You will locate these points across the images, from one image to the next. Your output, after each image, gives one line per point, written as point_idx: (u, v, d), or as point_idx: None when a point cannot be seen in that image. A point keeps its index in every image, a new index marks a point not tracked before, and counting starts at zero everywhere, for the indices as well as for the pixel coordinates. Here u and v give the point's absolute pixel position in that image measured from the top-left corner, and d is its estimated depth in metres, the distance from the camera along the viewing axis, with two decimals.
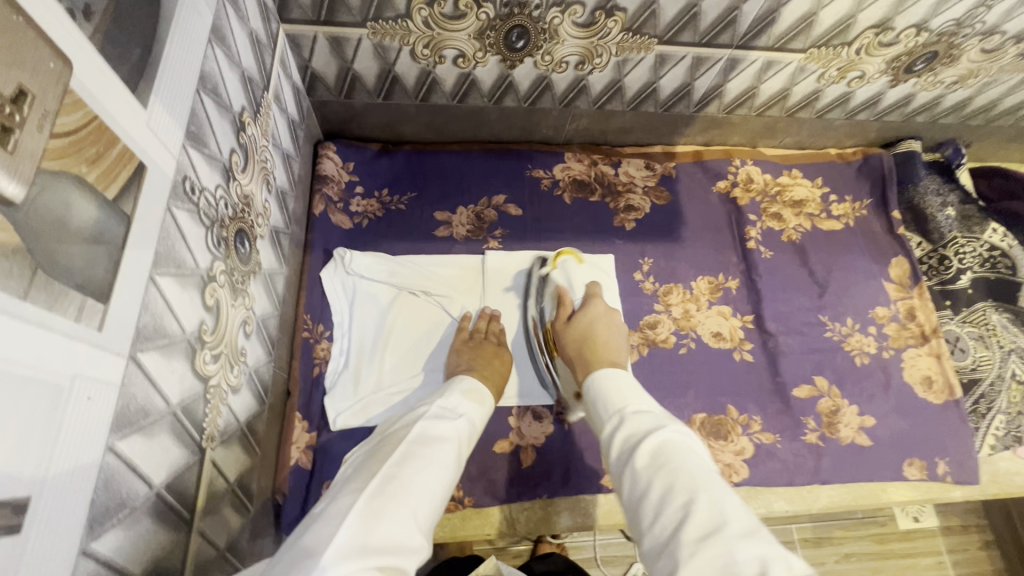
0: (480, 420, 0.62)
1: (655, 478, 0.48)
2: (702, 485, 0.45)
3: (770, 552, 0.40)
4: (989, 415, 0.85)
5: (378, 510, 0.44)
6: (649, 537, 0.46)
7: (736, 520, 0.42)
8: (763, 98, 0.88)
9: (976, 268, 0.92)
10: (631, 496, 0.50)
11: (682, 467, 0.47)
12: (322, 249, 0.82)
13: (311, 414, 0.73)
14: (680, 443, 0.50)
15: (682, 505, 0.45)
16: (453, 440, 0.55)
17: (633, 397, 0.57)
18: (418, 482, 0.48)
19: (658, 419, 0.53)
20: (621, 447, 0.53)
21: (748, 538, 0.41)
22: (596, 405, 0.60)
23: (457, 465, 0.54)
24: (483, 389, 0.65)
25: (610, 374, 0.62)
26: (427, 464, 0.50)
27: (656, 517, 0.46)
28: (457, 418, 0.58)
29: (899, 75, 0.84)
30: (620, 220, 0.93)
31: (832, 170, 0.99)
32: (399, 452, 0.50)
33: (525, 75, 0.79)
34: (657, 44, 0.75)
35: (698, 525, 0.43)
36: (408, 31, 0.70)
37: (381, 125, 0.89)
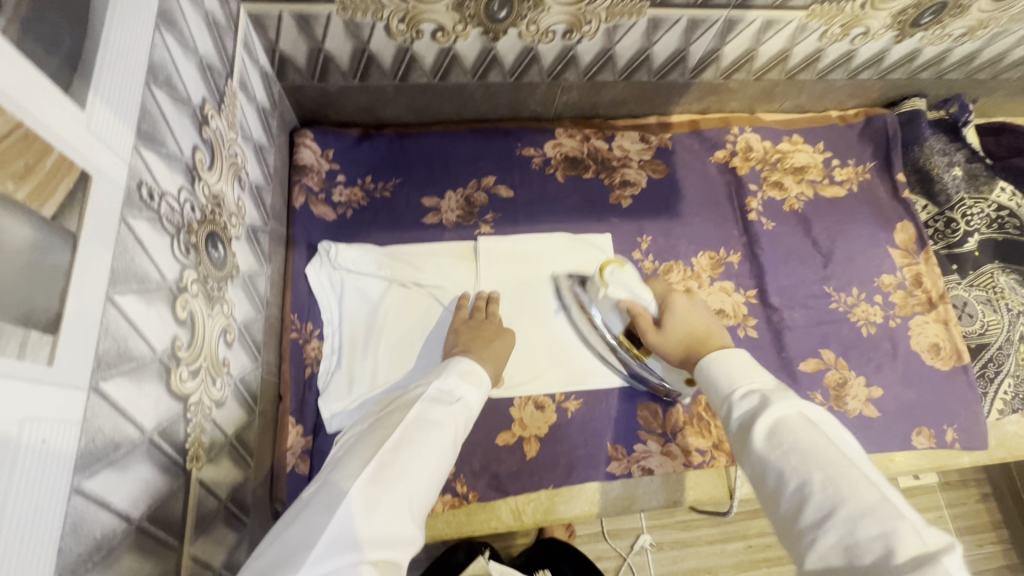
0: (478, 405, 0.56)
1: (773, 459, 0.44)
2: (819, 464, 0.42)
3: (897, 529, 0.36)
4: (997, 379, 0.84)
5: (372, 501, 0.41)
6: (775, 512, 0.44)
7: (849, 500, 0.39)
8: (762, 61, 0.83)
9: (983, 230, 0.89)
10: (752, 471, 0.47)
11: (803, 446, 0.43)
12: (305, 244, 0.78)
13: (305, 417, 0.70)
14: (798, 422, 0.45)
15: (799, 484, 0.42)
16: (451, 420, 0.51)
17: (743, 375, 0.52)
18: (415, 470, 0.44)
19: (769, 396, 0.48)
20: (740, 430, 0.49)
21: (865, 516, 0.38)
22: (706, 386, 0.56)
23: (455, 446, 0.50)
24: (484, 370, 0.59)
25: (732, 356, 0.54)
26: (422, 451, 0.46)
27: (778, 495, 0.43)
28: (456, 399, 0.53)
29: (906, 29, 0.79)
30: (616, 196, 0.89)
31: (834, 134, 0.95)
32: (396, 435, 0.46)
33: (510, 48, 0.74)
34: (649, 8, 0.70)
35: (817, 506, 0.40)
36: (381, 5, 0.65)
37: (360, 109, 0.84)
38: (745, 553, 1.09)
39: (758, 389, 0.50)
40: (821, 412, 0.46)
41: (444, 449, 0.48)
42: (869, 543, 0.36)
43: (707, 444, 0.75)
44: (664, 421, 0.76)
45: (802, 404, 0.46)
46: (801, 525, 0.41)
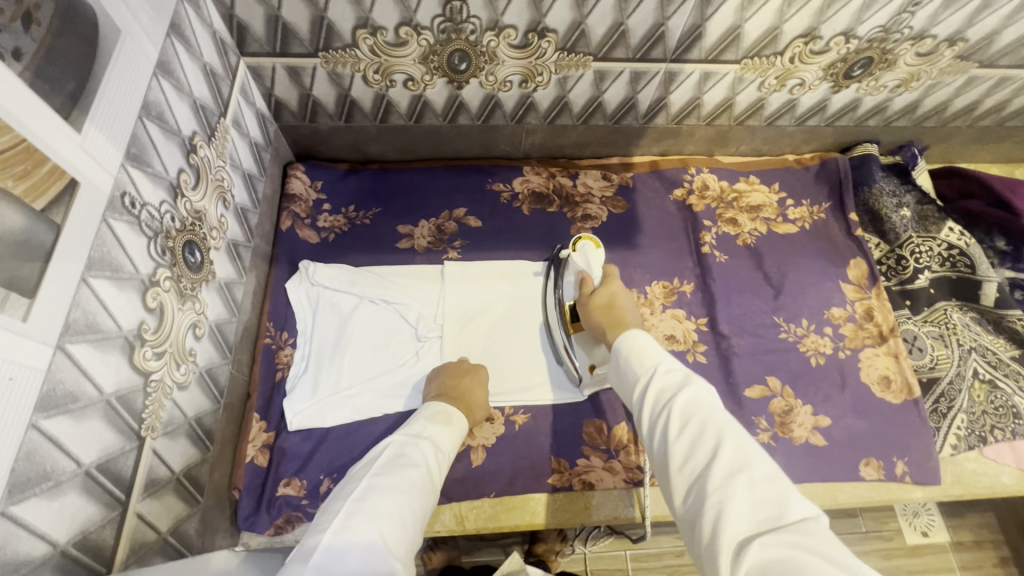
0: (449, 440, 0.63)
1: (686, 428, 0.50)
2: (730, 435, 0.48)
3: (789, 500, 0.43)
4: (950, 414, 0.84)
5: (342, 547, 0.46)
6: (685, 477, 0.48)
7: (762, 470, 0.45)
8: (708, 108, 0.91)
9: (935, 267, 0.92)
10: (663, 442, 0.52)
11: (708, 424, 0.49)
12: (287, 262, 0.87)
13: (270, 415, 0.77)
14: (708, 398, 0.52)
15: (713, 450, 0.47)
16: (426, 459, 0.58)
17: (663, 357, 0.58)
18: (382, 504, 0.50)
19: (687, 374, 0.55)
20: (653, 403, 0.54)
21: (770, 487, 0.44)
22: (619, 369, 0.61)
23: (433, 482, 0.57)
24: (453, 408, 0.67)
25: (627, 339, 0.62)
26: (391, 487, 0.52)
27: (686, 460, 0.49)
28: (425, 436, 0.61)
29: (839, 81, 0.86)
30: (577, 228, 0.97)
31: (789, 175, 1.01)
32: (362, 483, 0.53)
33: (473, 95, 0.85)
34: (593, 61, 0.79)
35: (727, 466, 0.46)
36: (357, 59, 0.76)
37: (348, 146, 0.95)
38: None
39: (675, 369, 0.56)
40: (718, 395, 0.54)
41: (422, 485, 0.55)
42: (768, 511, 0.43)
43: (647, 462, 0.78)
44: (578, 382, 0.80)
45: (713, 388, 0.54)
46: (703, 489, 0.46)
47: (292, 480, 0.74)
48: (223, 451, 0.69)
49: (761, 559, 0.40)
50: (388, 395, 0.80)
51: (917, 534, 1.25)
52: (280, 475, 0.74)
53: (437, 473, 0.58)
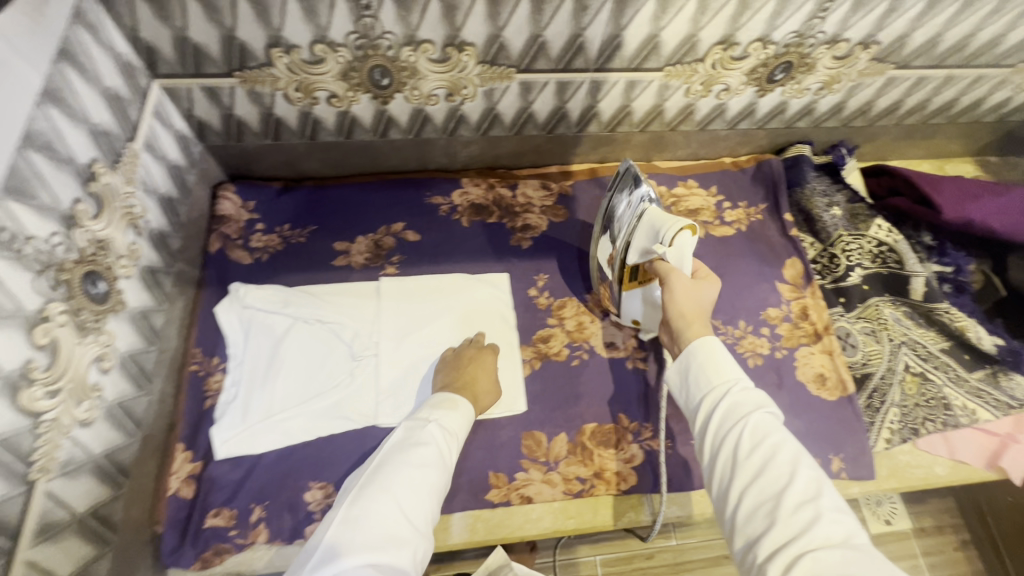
0: (455, 423, 0.70)
1: (758, 447, 0.56)
2: (799, 463, 0.54)
3: (846, 529, 0.50)
4: (883, 409, 0.86)
5: (355, 517, 0.55)
6: (751, 489, 0.54)
7: (827, 499, 0.52)
8: (639, 115, 0.92)
9: (866, 264, 0.94)
10: (729, 452, 0.57)
11: (779, 451, 0.55)
12: (216, 285, 0.85)
13: (196, 445, 0.75)
14: (776, 423, 0.58)
15: (784, 474, 0.53)
16: (435, 438, 0.66)
17: (736, 372, 0.62)
18: (390, 482, 0.59)
19: (760, 398, 0.60)
20: (721, 420, 0.59)
21: (832, 514, 0.51)
22: (687, 372, 0.64)
23: (444, 458, 0.65)
24: (457, 394, 0.73)
25: (699, 346, 0.65)
26: (400, 468, 0.60)
27: (756, 476, 0.54)
28: (430, 421, 0.68)
29: (763, 85, 0.88)
30: (517, 239, 0.97)
31: (726, 178, 1.03)
32: (375, 465, 0.61)
33: (401, 109, 0.84)
34: (516, 73, 0.79)
35: (798, 491, 0.52)
36: (275, 77, 0.75)
37: (280, 164, 0.94)
38: None
39: (746, 388, 0.61)
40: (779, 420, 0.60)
41: (427, 466, 0.62)
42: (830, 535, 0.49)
43: (586, 472, 0.78)
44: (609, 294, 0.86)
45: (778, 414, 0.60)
46: (774, 506, 0.52)
47: (221, 510, 0.71)
48: (142, 485, 0.67)
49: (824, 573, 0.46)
50: (323, 416, 0.78)
51: (881, 522, 1.26)
52: (208, 506, 0.72)
53: (447, 452, 0.66)
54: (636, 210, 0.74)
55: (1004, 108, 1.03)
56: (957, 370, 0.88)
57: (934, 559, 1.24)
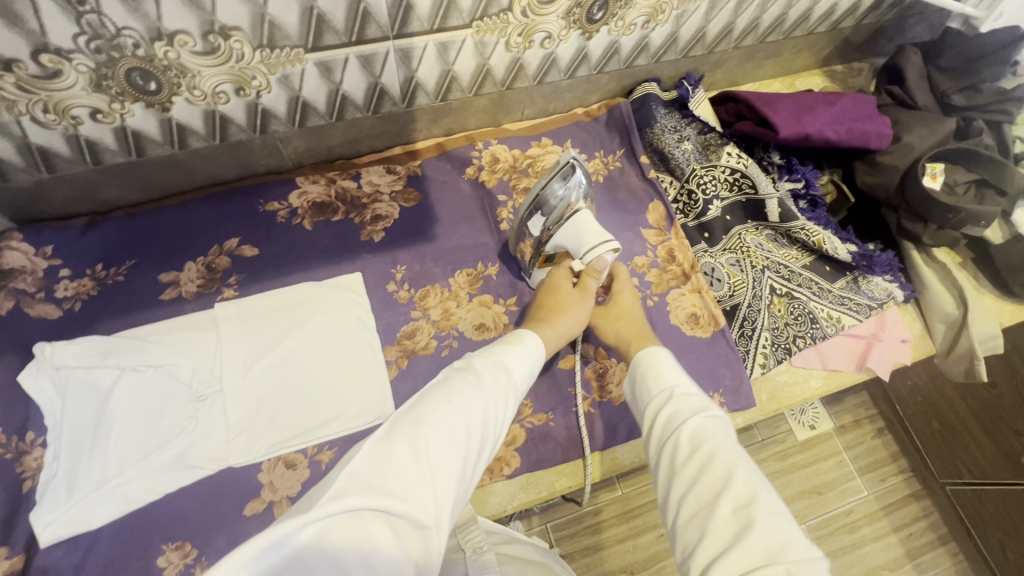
0: (525, 366, 0.57)
1: (697, 449, 0.52)
2: (743, 464, 0.50)
3: (789, 534, 0.44)
4: (755, 335, 0.86)
5: (394, 449, 0.40)
6: (688, 497, 0.50)
7: (770, 503, 0.46)
8: (466, 78, 0.85)
9: (724, 195, 0.94)
10: (667, 458, 0.54)
11: (720, 451, 0.51)
12: (17, 349, 0.74)
13: (14, 537, 0.65)
14: (722, 425, 0.54)
15: (723, 475, 0.49)
16: (492, 379, 0.52)
17: (682, 377, 0.61)
18: (445, 418, 0.44)
19: (704, 401, 0.57)
20: (665, 423, 0.57)
21: (772, 517, 0.45)
22: (635, 385, 0.64)
23: (499, 405, 0.50)
24: (528, 332, 0.61)
25: (646, 354, 0.65)
26: (458, 404, 0.46)
27: (691, 482, 0.50)
28: (497, 358, 0.55)
29: (586, 26, 0.83)
30: (368, 233, 0.89)
31: (579, 130, 0.99)
32: (429, 394, 0.47)
33: (188, 114, 0.74)
34: (306, 53, 0.71)
35: (734, 495, 0.47)
36: (10, 101, 0.64)
37: (75, 198, 0.82)
38: (656, 542, 1.16)
39: (691, 393, 0.59)
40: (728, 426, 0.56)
41: (487, 409, 0.48)
42: (765, 539, 0.43)
43: None
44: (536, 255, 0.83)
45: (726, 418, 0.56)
46: (711, 515, 0.47)
47: None
48: None
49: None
50: (167, 470, 0.70)
51: (806, 429, 1.31)
52: None
53: (503, 400, 0.51)
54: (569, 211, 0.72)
55: (833, 15, 1.03)
56: (820, 283, 0.90)
57: (855, 452, 1.31)
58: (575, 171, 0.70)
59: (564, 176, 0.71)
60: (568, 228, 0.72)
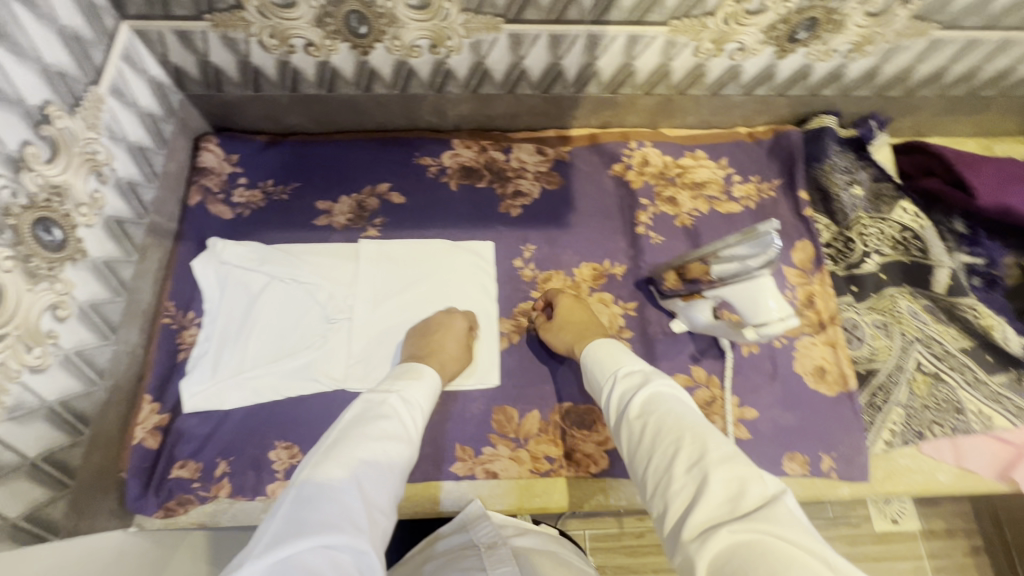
0: (422, 396, 0.62)
1: (648, 423, 0.55)
2: (690, 426, 0.52)
3: (748, 476, 0.47)
4: (885, 408, 0.79)
5: (308, 497, 0.45)
6: (649, 469, 0.52)
7: (721, 450, 0.49)
8: (643, 76, 0.84)
9: (886, 251, 0.86)
10: (626, 437, 0.57)
11: (667, 420, 0.53)
12: (195, 239, 0.84)
13: (165, 397, 0.75)
14: (671, 394, 0.57)
15: (673, 443, 0.51)
16: (385, 413, 0.56)
17: (629, 359, 0.64)
18: (350, 456, 0.50)
19: (649, 375, 0.60)
20: (617, 406, 0.60)
21: (724, 466, 0.48)
22: (591, 376, 0.67)
23: (408, 432, 0.56)
24: (424, 365, 0.66)
25: (595, 345, 0.69)
26: (360, 440, 0.51)
27: (648, 453, 0.53)
28: (394, 392, 0.59)
29: (784, 44, 0.78)
30: (506, 206, 0.91)
31: (738, 150, 0.94)
32: (334, 437, 0.52)
33: (383, 61, 0.79)
34: (504, 23, 0.73)
35: (686, 455, 0.50)
36: (247, 22, 0.72)
37: (265, 117, 0.91)
38: None
39: (638, 369, 0.62)
40: (678, 390, 0.58)
41: (393, 445, 0.53)
42: (722, 492, 0.46)
43: (556, 452, 0.76)
44: (680, 284, 0.78)
45: (678, 388, 0.59)
46: (671, 479, 0.49)
47: (188, 461, 0.72)
48: (103, 432, 0.67)
49: (724, 545, 0.42)
50: (293, 377, 0.77)
51: (887, 522, 1.16)
52: (174, 457, 0.72)
53: (408, 432, 0.56)
54: (747, 276, 0.64)
55: None
56: (976, 372, 0.80)
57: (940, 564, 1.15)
58: (773, 248, 0.60)
59: (756, 247, 0.61)
60: (737, 286, 0.66)
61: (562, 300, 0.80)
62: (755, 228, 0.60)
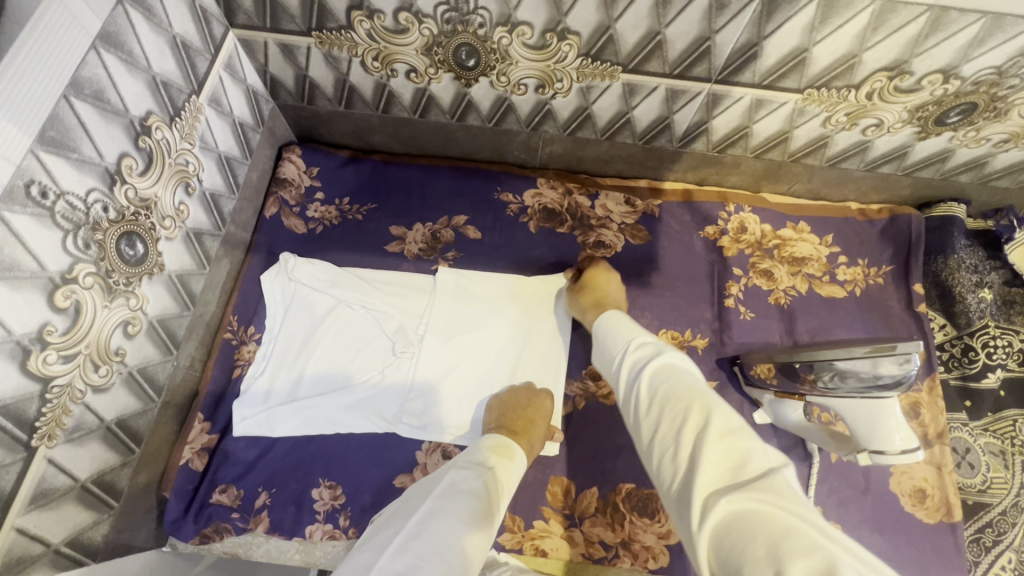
0: (510, 475, 0.58)
1: (654, 395, 0.49)
2: (696, 396, 0.46)
3: (752, 452, 0.42)
4: (994, 550, 0.70)
5: (397, 575, 0.42)
6: (653, 439, 0.47)
7: (726, 423, 0.44)
8: (758, 139, 0.77)
9: (1011, 366, 0.78)
10: (632, 408, 0.51)
11: (674, 389, 0.48)
12: (266, 252, 0.82)
13: (216, 416, 0.73)
14: (681, 364, 0.51)
15: (677, 413, 0.46)
16: (473, 489, 0.52)
17: (639, 331, 0.58)
18: (440, 535, 0.46)
19: (660, 346, 0.54)
20: (626, 374, 0.54)
21: (729, 440, 0.43)
22: (601, 346, 0.61)
23: (496, 512, 0.52)
24: (515, 440, 0.62)
25: (610, 316, 0.63)
26: (450, 519, 0.48)
27: (652, 423, 0.48)
28: (485, 468, 0.56)
29: (928, 126, 0.70)
30: (586, 256, 0.85)
31: (847, 228, 0.85)
32: (424, 508, 0.49)
33: (483, 95, 0.75)
34: (622, 72, 0.67)
35: (691, 425, 0.44)
36: (354, 43, 0.69)
37: (350, 133, 0.88)
38: None
39: (648, 340, 0.56)
40: (688, 362, 0.52)
41: (481, 531, 0.49)
42: (728, 467, 0.41)
43: (612, 538, 0.69)
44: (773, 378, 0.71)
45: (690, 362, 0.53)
46: (674, 450, 0.44)
47: (230, 488, 0.69)
48: (150, 451, 0.66)
49: (724, 515, 0.38)
50: (346, 412, 0.73)
51: None
52: (217, 481, 0.69)
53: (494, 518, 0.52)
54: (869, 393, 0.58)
55: None
56: None
57: None
58: (911, 366, 0.53)
59: (890, 370, 0.54)
60: (855, 402, 0.60)
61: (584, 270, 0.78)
62: (892, 344, 0.53)
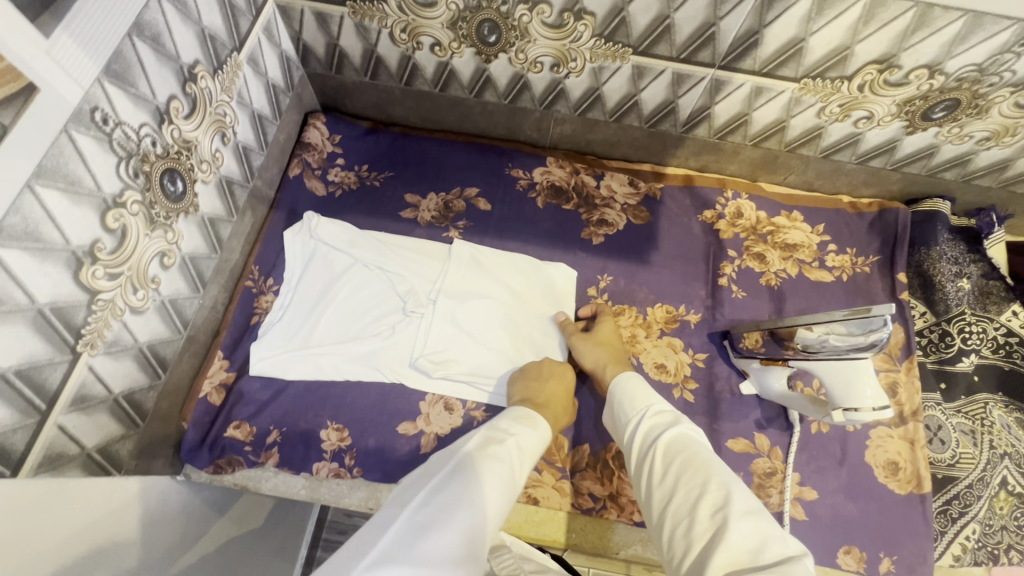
0: (532, 446, 0.61)
1: (671, 466, 0.53)
2: (713, 471, 0.51)
3: (770, 536, 0.45)
4: (959, 521, 0.75)
5: (422, 523, 0.45)
6: (671, 513, 0.50)
7: (744, 502, 0.47)
8: (757, 127, 0.82)
9: (985, 353, 0.83)
10: (648, 479, 0.55)
11: (693, 461, 0.52)
12: (287, 210, 0.87)
13: (233, 356, 0.77)
14: (697, 438, 0.56)
15: (697, 489, 0.50)
16: (496, 455, 0.55)
17: (656, 399, 0.63)
18: (464, 493, 0.49)
19: (678, 417, 0.59)
20: (640, 442, 0.58)
21: (747, 517, 0.46)
22: (615, 408, 0.65)
23: (512, 484, 0.55)
24: (539, 414, 0.65)
25: (624, 378, 0.67)
26: (473, 479, 0.51)
27: (670, 497, 0.51)
28: (511, 440, 0.59)
29: (915, 121, 0.75)
30: (589, 232, 0.90)
31: (839, 219, 0.90)
32: (448, 467, 0.52)
33: (502, 71, 0.80)
34: (632, 54, 0.72)
35: (710, 500, 0.48)
36: (384, 14, 0.74)
37: (372, 105, 0.93)
38: None
39: (666, 412, 0.60)
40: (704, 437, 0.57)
41: (501, 493, 0.52)
42: (745, 545, 0.44)
43: (601, 491, 0.74)
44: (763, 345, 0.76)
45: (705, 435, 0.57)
46: (691, 525, 0.48)
47: (242, 424, 0.74)
48: (172, 381, 0.70)
49: None
50: (355, 361, 0.78)
51: None
52: (231, 416, 0.74)
53: (513, 482, 0.55)
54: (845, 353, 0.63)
55: None
56: None
57: None
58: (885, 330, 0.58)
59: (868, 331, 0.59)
60: (832, 363, 0.65)
61: (603, 321, 0.80)
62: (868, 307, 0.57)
